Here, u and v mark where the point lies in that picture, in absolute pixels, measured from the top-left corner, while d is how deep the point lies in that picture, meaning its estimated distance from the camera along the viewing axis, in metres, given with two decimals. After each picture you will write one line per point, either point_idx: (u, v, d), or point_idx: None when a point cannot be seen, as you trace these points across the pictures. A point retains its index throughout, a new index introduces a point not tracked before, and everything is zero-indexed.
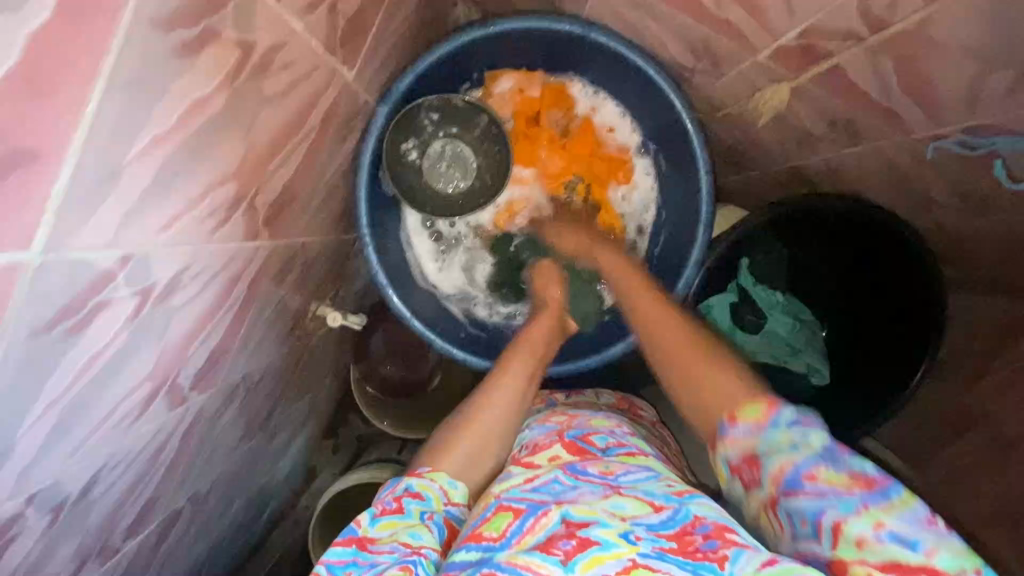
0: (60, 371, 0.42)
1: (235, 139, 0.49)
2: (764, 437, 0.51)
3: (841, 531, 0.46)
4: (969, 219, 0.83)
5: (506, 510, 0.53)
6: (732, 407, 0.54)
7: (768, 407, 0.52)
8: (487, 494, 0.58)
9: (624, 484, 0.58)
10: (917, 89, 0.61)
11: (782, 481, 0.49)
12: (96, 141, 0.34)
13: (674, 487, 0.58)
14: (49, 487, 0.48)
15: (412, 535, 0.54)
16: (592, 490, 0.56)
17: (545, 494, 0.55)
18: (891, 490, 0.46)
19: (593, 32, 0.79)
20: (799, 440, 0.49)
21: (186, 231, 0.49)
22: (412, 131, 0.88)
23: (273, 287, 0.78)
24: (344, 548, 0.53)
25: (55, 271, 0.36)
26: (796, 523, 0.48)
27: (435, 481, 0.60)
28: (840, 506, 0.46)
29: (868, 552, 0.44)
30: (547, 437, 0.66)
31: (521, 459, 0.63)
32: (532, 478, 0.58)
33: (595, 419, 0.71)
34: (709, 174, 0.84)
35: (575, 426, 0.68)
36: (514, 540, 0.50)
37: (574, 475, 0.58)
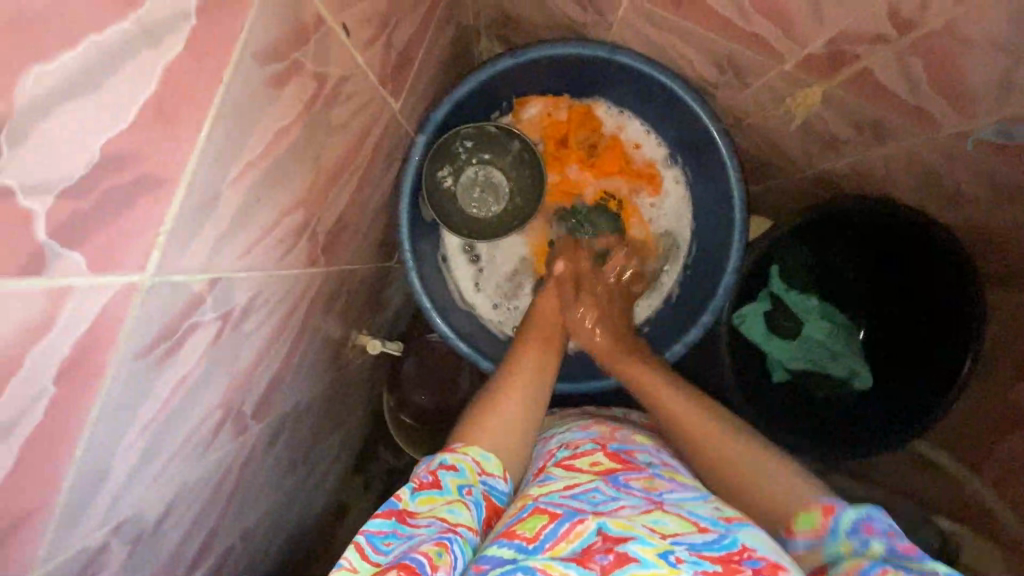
0: (152, 396, 0.43)
1: (306, 167, 0.52)
2: (827, 550, 0.52)
3: None
4: (1002, 211, 0.84)
5: (542, 513, 0.53)
6: (788, 519, 0.56)
7: (824, 512, 0.54)
8: (526, 495, 0.59)
9: (668, 501, 0.56)
10: (947, 85, 0.63)
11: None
12: (203, 167, 0.37)
13: (722, 511, 0.55)
14: (132, 517, 0.48)
15: (451, 511, 0.55)
16: (632, 504, 0.55)
17: (584, 502, 0.55)
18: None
19: (618, 54, 0.83)
20: (859, 547, 0.50)
21: (262, 257, 0.51)
22: (446, 159, 0.92)
23: (322, 315, 0.79)
24: (383, 519, 0.53)
25: (160, 293, 0.38)
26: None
27: (468, 453, 0.62)
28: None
29: None
30: (591, 444, 0.67)
31: (563, 463, 0.64)
32: (572, 485, 0.58)
33: (640, 436, 0.71)
34: (740, 181, 0.86)
35: (618, 439, 0.68)
36: (547, 545, 0.50)
37: (616, 487, 0.58)
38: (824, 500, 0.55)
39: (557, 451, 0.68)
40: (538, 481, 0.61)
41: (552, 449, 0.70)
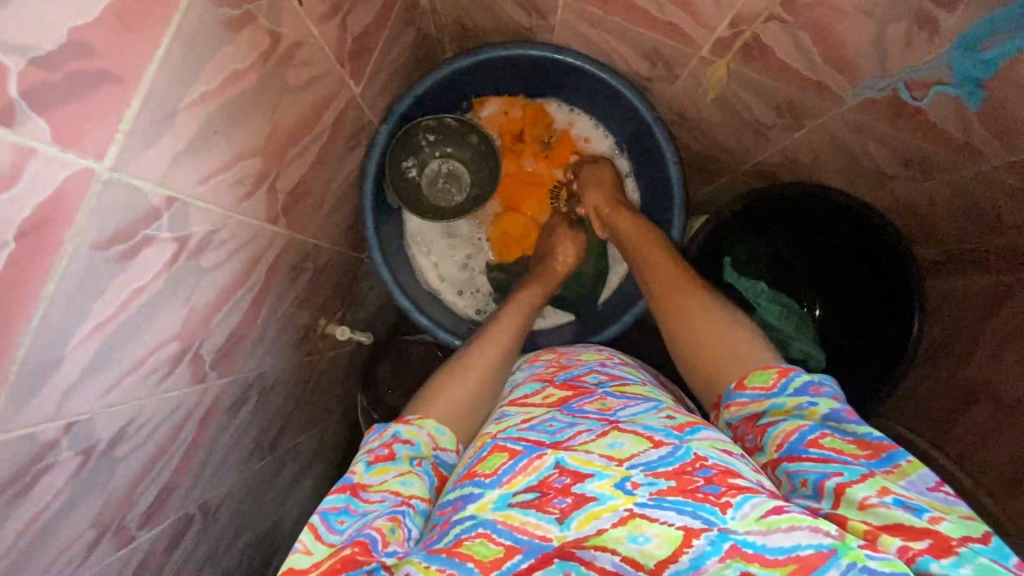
0: (108, 296, 0.48)
1: (263, 117, 0.59)
2: (770, 401, 0.56)
3: (843, 492, 0.46)
4: (918, 184, 0.91)
5: (501, 450, 0.52)
6: (743, 375, 0.59)
7: (778, 374, 0.57)
8: (484, 433, 0.58)
9: (623, 419, 0.56)
10: (834, 57, 0.72)
11: (785, 445, 0.52)
12: (161, 82, 0.44)
13: (674, 420, 0.55)
14: (84, 423, 0.52)
15: (402, 483, 0.54)
16: (589, 428, 0.54)
17: (542, 433, 0.54)
18: (895, 457, 0.48)
19: (562, 54, 0.93)
20: (804, 406, 0.54)
21: (220, 193, 0.57)
22: (409, 151, 1.00)
23: (288, 284, 0.84)
24: (337, 496, 0.52)
25: (117, 190, 0.44)
26: (798, 484, 0.49)
27: (423, 427, 0.60)
28: (844, 470, 0.47)
29: (871, 514, 0.44)
30: (540, 382, 0.66)
31: (518, 401, 0.63)
32: (529, 419, 0.58)
33: (585, 356, 0.72)
34: (676, 165, 0.97)
35: (564, 369, 0.68)
36: (503, 479, 0.49)
37: (572, 414, 0.58)
38: (777, 363, 0.59)
39: (509, 393, 0.68)
40: (495, 420, 0.60)
41: (504, 392, 0.69)
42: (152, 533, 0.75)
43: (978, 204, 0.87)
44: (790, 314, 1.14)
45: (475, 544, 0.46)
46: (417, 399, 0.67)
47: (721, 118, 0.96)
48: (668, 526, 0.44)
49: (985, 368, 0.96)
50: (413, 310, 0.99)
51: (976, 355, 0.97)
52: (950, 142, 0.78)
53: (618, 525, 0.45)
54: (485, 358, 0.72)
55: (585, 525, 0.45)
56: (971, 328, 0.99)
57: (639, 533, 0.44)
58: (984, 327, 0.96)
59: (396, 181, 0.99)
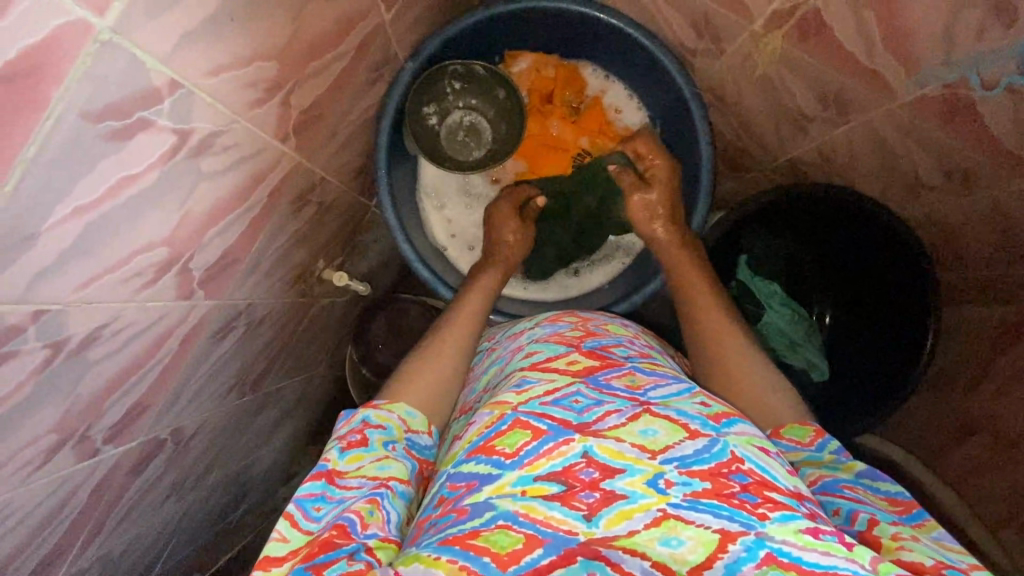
0: (96, 176, 0.44)
1: (284, 17, 0.55)
2: (807, 454, 0.58)
3: (877, 524, 0.49)
4: (955, 201, 0.88)
5: (524, 427, 0.50)
6: (780, 426, 0.61)
7: (815, 433, 0.59)
8: (502, 401, 0.54)
9: (654, 401, 0.54)
10: (897, 43, 0.67)
11: (819, 483, 0.55)
12: None
13: (709, 408, 0.53)
14: (56, 313, 0.48)
15: (380, 468, 0.53)
16: (618, 410, 0.52)
17: (568, 411, 0.52)
18: (921, 516, 0.51)
19: (606, 13, 0.88)
20: (840, 462, 0.57)
21: (229, 93, 0.53)
22: (430, 97, 0.95)
23: (290, 215, 0.80)
24: (312, 483, 0.51)
25: (114, 57, 0.40)
26: (829, 512, 0.53)
27: (394, 411, 0.59)
28: (876, 512, 0.50)
29: (906, 544, 0.46)
30: (563, 345, 0.62)
31: (539, 365, 0.59)
32: (553, 390, 0.54)
33: (611, 326, 0.68)
34: (709, 145, 0.92)
35: (591, 336, 0.64)
36: (525, 461, 0.48)
37: (598, 389, 0.55)
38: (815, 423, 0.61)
39: (529, 349, 0.64)
40: (514, 386, 0.56)
41: (522, 348, 0.65)
42: (119, 450, 0.72)
43: (1016, 226, 0.83)
44: (799, 320, 1.11)
45: (493, 535, 0.43)
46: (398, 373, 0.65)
47: (761, 105, 0.92)
48: (704, 529, 0.43)
49: (992, 400, 0.93)
50: (414, 260, 0.95)
51: (985, 385, 0.94)
52: (1000, 152, 0.74)
53: (651, 526, 0.44)
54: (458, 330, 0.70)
55: (615, 525, 0.44)
56: (975, 362, 0.97)
57: (673, 535, 0.43)
58: (996, 359, 0.93)
59: (415, 126, 0.95)
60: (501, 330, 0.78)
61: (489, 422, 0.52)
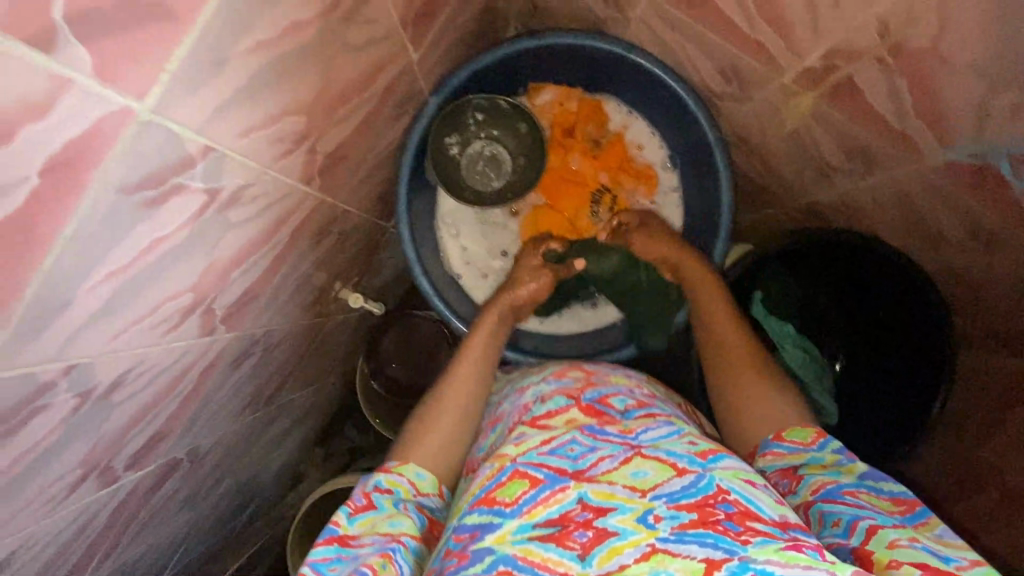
0: (129, 242, 0.45)
1: (316, 74, 0.55)
2: (810, 455, 0.59)
3: (875, 532, 0.49)
4: (976, 257, 0.86)
5: (521, 477, 0.51)
6: (782, 429, 0.62)
7: (817, 434, 0.60)
8: (502, 454, 0.55)
9: (644, 444, 0.56)
10: (929, 112, 0.66)
11: (821, 491, 0.56)
12: (218, 22, 0.40)
13: (696, 446, 0.55)
14: (86, 366, 0.49)
15: (392, 525, 0.54)
16: (611, 454, 0.54)
17: (563, 458, 0.54)
18: (923, 515, 0.52)
19: (633, 52, 0.87)
20: (843, 463, 0.57)
21: (257, 149, 0.54)
22: (451, 126, 0.95)
23: (310, 247, 0.81)
24: (325, 547, 0.52)
25: (152, 134, 0.40)
26: (829, 523, 0.53)
27: (403, 473, 0.60)
28: (876, 516, 0.51)
29: (899, 553, 0.47)
30: (564, 397, 0.62)
31: (539, 419, 0.60)
32: (549, 440, 0.56)
33: (613, 376, 0.68)
34: (730, 191, 0.92)
35: (592, 386, 0.64)
36: (524, 509, 0.49)
37: (593, 436, 0.56)
38: (815, 424, 0.62)
39: (530, 403, 0.64)
40: (513, 438, 0.58)
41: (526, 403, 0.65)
42: (137, 475, 0.73)
43: None
44: (811, 362, 1.09)
45: None
46: (412, 426, 0.66)
47: (786, 150, 0.90)
48: (690, 559, 0.44)
49: (1002, 455, 0.92)
50: (432, 294, 0.96)
51: (995, 437, 0.94)
52: None
53: (640, 560, 0.45)
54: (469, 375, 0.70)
55: (606, 561, 0.45)
56: (987, 413, 0.96)
57: (661, 569, 0.44)
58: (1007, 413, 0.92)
59: (437, 154, 0.95)
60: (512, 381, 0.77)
61: (490, 475, 0.53)
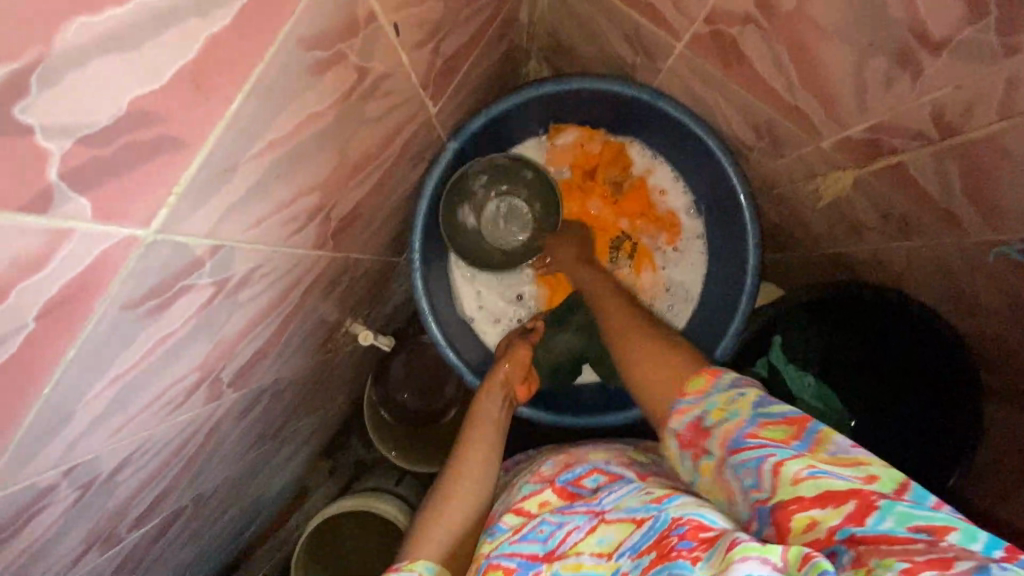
0: (132, 348, 0.43)
1: (332, 152, 0.52)
2: (708, 403, 0.59)
3: (779, 471, 0.49)
4: (1014, 327, 0.82)
5: (495, 568, 0.54)
6: (682, 381, 0.63)
7: (709, 378, 0.61)
8: (478, 556, 0.59)
9: (608, 507, 0.58)
10: (979, 196, 0.62)
11: (727, 441, 0.55)
12: (229, 136, 0.37)
13: (652, 495, 0.56)
14: (88, 462, 0.48)
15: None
16: (578, 525, 0.57)
17: (534, 542, 0.57)
18: (816, 430, 0.52)
19: (662, 101, 0.83)
20: (735, 399, 0.58)
21: (268, 233, 0.51)
22: (458, 192, 0.92)
23: (321, 297, 0.79)
24: None
25: (158, 251, 0.38)
26: (741, 472, 0.52)
27: (413, 570, 0.57)
28: (776, 451, 0.51)
29: (802, 488, 0.47)
30: (538, 482, 0.66)
31: (514, 508, 0.63)
32: (521, 528, 0.59)
33: (592, 454, 0.70)
34: (758, 248, 0.88)
35: (566, 468, 0.67)
36: None
37: (561, 513, 0.59)
38: (709, 368, 0.63)
39: (511, 495, 0.68)
40: (489, 532, 0.61)
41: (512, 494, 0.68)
42: (142, 531, 0.72)
43: None
44: (830, 417, 1.05)
45: None
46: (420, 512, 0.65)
47: (818, 206, 0.86)
48: None
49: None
50: (443, 343, 0.92)
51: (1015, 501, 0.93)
52: None
53: None
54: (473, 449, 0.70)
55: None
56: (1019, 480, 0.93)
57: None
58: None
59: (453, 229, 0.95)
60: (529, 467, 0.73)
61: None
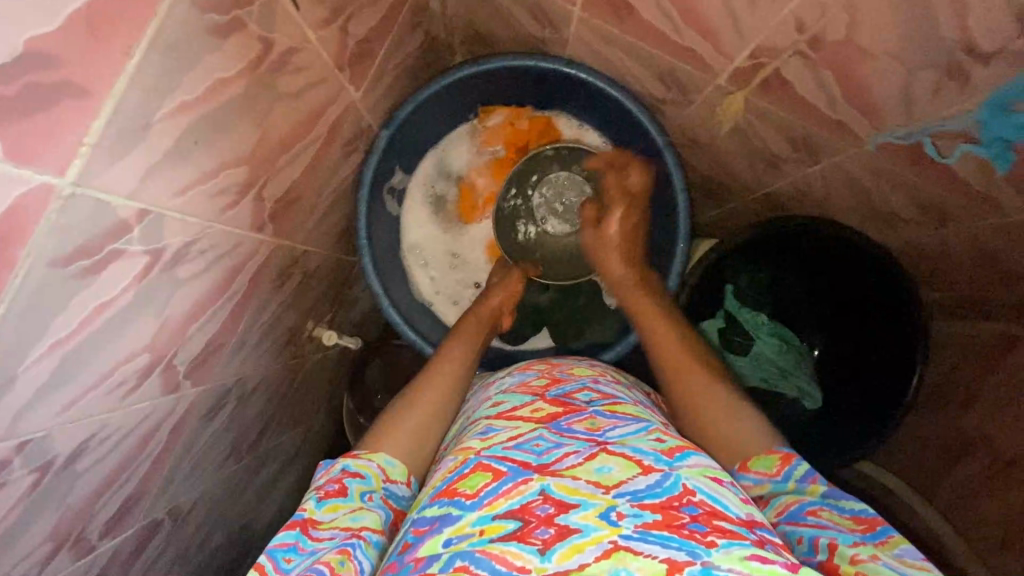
0: (68, 314, 0.45)
1: (250, 125, 0.56)
2: (773, 484, 0.57)
3: (836, 549, 0.48)
4: (932, 232, 0.86)
5: (485, 470, 0.51)
6: (747, 458, 0.59)
7: (782, 460, 0.58)
8: (466, 447, 0.56)
9: (611, 440, 0.54)
10: (858, 99, 0.68)
11: (786, 512, 0.54)
12: (134, 90, 0.41)
13: (663, 444, 0.54)
14: (40, 440, 0.49)
15: (354, 519, 0.54)
16: (577, 451, 0.53)
17: (529, 453, 0.53)
18: (886, 531, 0.49)
19: (574, 68, 0.89)
20: (803, 486, 0.55)
21: (198, 204, 0.54)
22: (396, 197, 1.02)
23: (273, 290, 0.81)
24: (287, 532, 0.53)
25: (78, 207, 0.41)
26: (794, 542, 0.51)
27: (373, 460, 0.61)
28: (838, 535, 0.49)
29: (862, 568, 0.46)
30: (529, 394, 0.64)
31: (505, 414, 0.61)
32: (516, 436, 0.56)
33: (575, 371, 0.70)
34: (685, 193, 0.94)
35: (555, 384, 0.66)
36: (484, 501, 0.48)
37: (560, 432, 0.56)
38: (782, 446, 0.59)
39: (496, 400, 0.66)
40: (480, 433, 0.58)
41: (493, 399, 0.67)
42: (116, 540, 0.72)
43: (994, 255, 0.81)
44: (788, 350, 1.12)
45: None
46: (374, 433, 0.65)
47: (734, 145, 0.91)
48: (652, 560, 0.42)
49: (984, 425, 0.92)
50: (398, 321, 0.98)
51: (976, 404, 0.94)
52: (973, 192, 0.74)
53: (601, 559, 0.42)
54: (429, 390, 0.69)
55: (567, 559, 0.43)
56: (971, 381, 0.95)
57: (622, 567, 0.41)
58: (989, 377, 0.92)
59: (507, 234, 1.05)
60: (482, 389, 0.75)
61: (454, 467, 0.54)
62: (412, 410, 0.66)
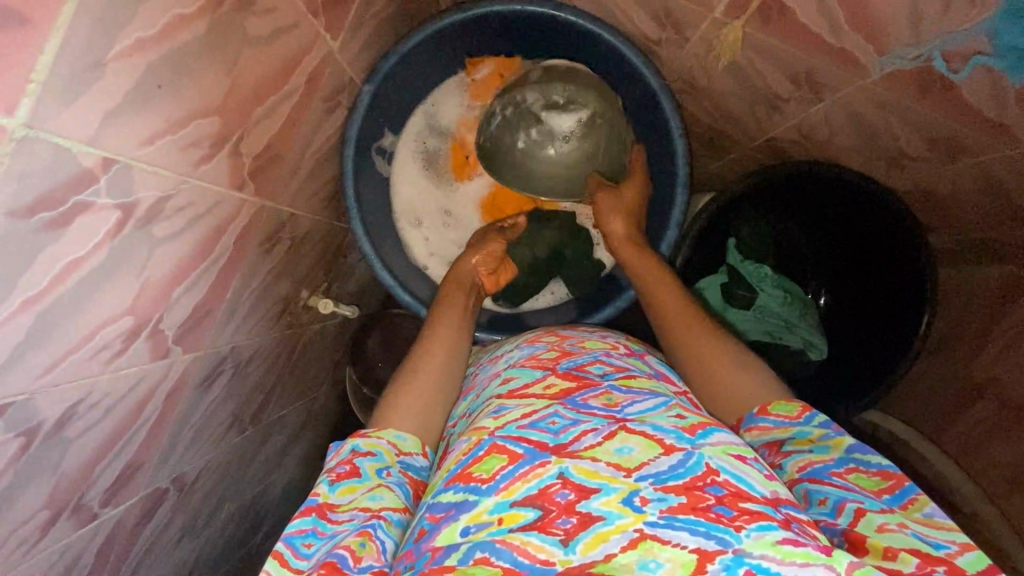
0: (37, 270, 0.43)
1: (217, 71, 0.54)
2: (796, 428, 0.52)
3: (863, 516, 0.44)
4: (940, 168, 0.82)
5: (500, 452, 0.46)
6: (766, 401, 0.55)
7: (804, 407, 0.53)
8: (480, 426, 0.51)
9: (630, 417, 0.49)
10: (863, 21, 0.64)
11: (808, 469, 0.49)
12: (83, 22, 0.38)
13: (684, 420, 0.49)
14: (23, 403, 0.48)
15: (372, 499, 0.51)
16: (595, 429, 0.48)
17: (544, 433, 0.48)
18: (911, 490, 0.46)
19: (562, 9, 0.85)
20: (829, 440, 0.50)
21: (168, 156, 0.52)
22: (385, 157, 1.00)
23: (262, 255, 0.78)
24: (303, 518, 0.50)
25: (32, 152, 0.39)
26: (815, 501, 0.47)
27: (383, 436, 0.57)
28: (865, 499, 0.45)
29: (890, 538, 0.42)
30: (540, 368, 0.58)
31: (517, 391, 0.55)
32: (529, 413, 0.50)
33: (590, 342, 0.63)
34: (682, 137, 0.90)
35: (567, 356, 0.59)
36: (502, 485, 0.44)
37: (576, 409, 0.50)
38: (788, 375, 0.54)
39: (506, 374, 0.60)
40: (492, 412, 0.53)
41: (503, 372, 0.61)
42: (118, 509, 0.72)
43: (1005, 188, 0.77)
44: (792, 301, 1.08)
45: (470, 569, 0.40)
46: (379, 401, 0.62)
47: (733, 87, 0.87)
48: (681, 550, 0.39)
49: (994, 366, 0.89)
50: (393, 284, 0.96)
51: (985, 350, 0.90)
52: (985, 121, 0.69)
53: (628, 548, 0.40)
54: (423, 355, 0.66)
55: (592, 549, 0.40)
56: (979, 321, 0.92)
57: (650, 558, 0.39)
58: (997, 322, 0.88)
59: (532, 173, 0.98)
60: (490, 355, 0.73)
61: (467, 449, 0.49)
62: (410, 370, 0.64)
